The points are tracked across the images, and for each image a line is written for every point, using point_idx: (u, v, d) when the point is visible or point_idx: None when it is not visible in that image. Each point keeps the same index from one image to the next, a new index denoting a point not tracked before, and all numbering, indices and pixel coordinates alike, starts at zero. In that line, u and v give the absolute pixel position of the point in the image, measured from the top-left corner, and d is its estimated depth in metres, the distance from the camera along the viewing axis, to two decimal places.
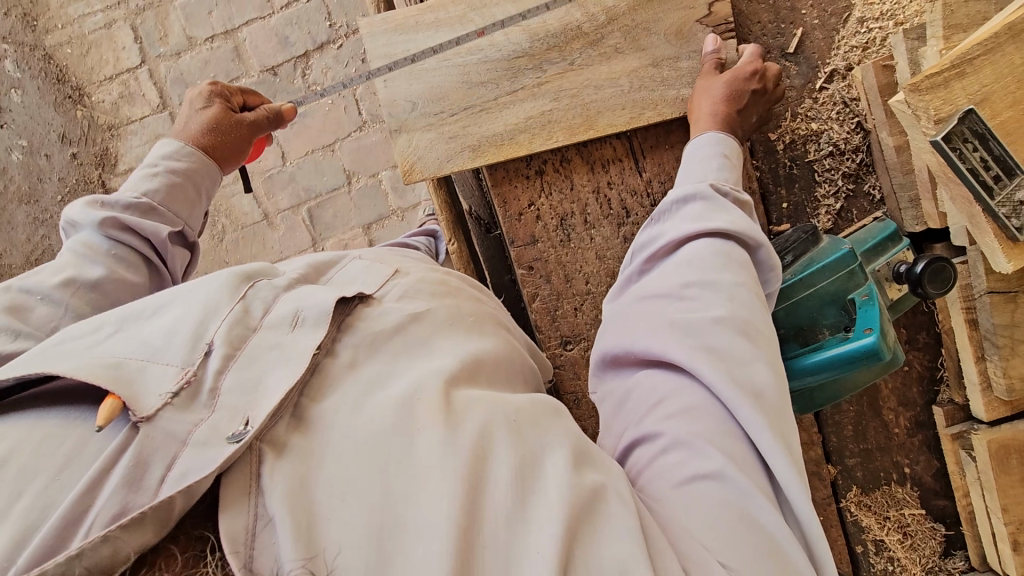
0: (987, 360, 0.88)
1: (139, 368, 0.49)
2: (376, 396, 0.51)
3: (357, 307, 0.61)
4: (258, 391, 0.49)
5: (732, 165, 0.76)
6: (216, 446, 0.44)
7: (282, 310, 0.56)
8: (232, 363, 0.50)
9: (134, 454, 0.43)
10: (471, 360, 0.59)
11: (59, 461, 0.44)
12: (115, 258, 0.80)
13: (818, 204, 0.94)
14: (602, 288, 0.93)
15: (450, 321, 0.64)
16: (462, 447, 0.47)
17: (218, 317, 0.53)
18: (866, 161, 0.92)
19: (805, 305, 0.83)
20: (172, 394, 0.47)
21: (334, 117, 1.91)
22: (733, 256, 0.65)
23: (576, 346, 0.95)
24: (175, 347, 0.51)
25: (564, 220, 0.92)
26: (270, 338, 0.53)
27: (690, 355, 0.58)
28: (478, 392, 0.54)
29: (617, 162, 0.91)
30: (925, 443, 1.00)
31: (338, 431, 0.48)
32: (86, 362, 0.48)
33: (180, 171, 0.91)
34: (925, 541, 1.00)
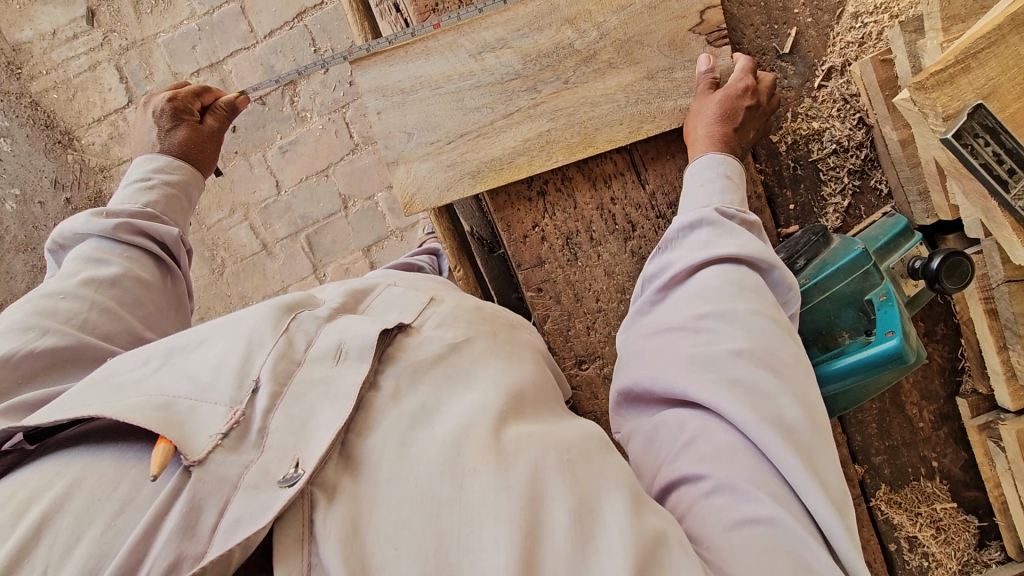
0: (1009, 350, 0.87)
1: (189, 408, 0.49)
2: (426, 438, 0.50)
3: (397, 336, 0.60)
4: (308, 430, 0.49)
5: (734, 186, 0.75)
6: (269, 490, 0.44)
7: (325, 342, 0.55)
8: (280, 399, 0.50)
9: (188, 498, 0.43)
10: (515, 385, 0.58)
11: (117, 503, 0.44)
12: (129, 259, 0.81)
13: (826, 203, 0.93)
14: (613, 304, 0.92)
15: (487, 347, 0.62)
16: (516, 489, 0.46)
17: (263, 353, 0.53)
18: (870, 156, 0.91)
19: (821, 308, 0.81)
20: (221, 435, 0.47)
21: (326, 141, 1.90)
22: (748, 283, 0.64)
23: (591, 364, 0.94)
24: (223, 386, 0.51)
25: (569, 239, 0.91)
26: (316, 373, 0.53)
27: (717, 393, 0.57)
28: (526, 428, 0.53)
29: (619, 176, 0.90)
30: (952, 435, 0.99)
31: (388, 473, 0.47)
32: (135, 402, 0.48)
33: (173, 179, 0.92)
34: (959, 535, 0.99)
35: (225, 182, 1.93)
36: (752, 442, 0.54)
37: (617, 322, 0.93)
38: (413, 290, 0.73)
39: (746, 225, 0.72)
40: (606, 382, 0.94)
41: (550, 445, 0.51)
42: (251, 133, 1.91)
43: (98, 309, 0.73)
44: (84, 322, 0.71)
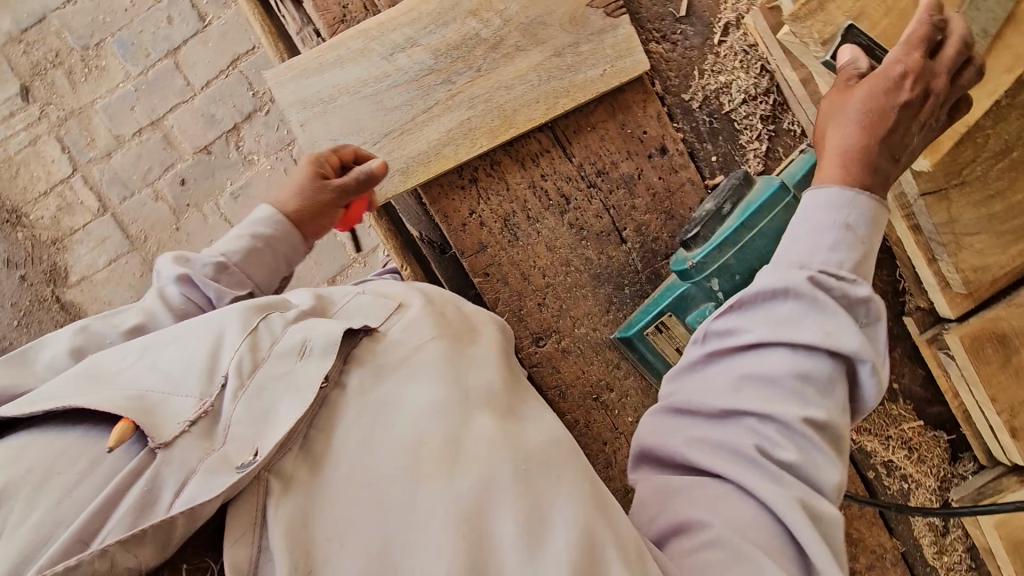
0: (938, 261, 0.91)
1: (161, 399, 0.56)
2: (386, 440, 0.57)
3: (363, 339, 0.66)
4: (269, 418, 0.56)
5: (874, 221, 0.67)
6: (225, 474, 0.51)
7: (290, 340, 0.61)
8: (243, 390, 0.57)
9: (147, 480, 0.50)
10: (473, 380, 0.64)
11: (75, 478, 0.50)
12: (176, 315, 0.79)
13: (745, 150, 0.96)
14: (560, 277, 0.95)
15: (450, 347, 0.67)
16: (462, 496, 0.53)
17: (228, 350, 0.60)
18: (779, 100, 0.96)
19: (752, 246, 0.84)
20: (189, 423, 0.54)
21: (276, 181, 1.92)
22: (817, 377, 0.63)
23: (549, 340, 0.95)
24: (192, 380, 0.57)
25: (507, 220, 0.93)
26: (280, 367, 0.59)
27: (756, 454, 0.61)
28: (483, 428, 0.59)
29: (545, 153, 0.93)
30: (906, 354, 1.01)
31: (344, 470, 0.54)
32: (111, 394, 0.55)
33: (265, 236, 0.85)
34: (932, 451, 1.02)
35: (180, 234, 1.91)
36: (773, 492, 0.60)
37: (566, 294, 0.95)
38: (382, 293, 0.76)
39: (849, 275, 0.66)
40: (566, 355, 0.96)
41: (502, 443, 0.58)
42: (200, 183, 1.91)
43: None
44: None
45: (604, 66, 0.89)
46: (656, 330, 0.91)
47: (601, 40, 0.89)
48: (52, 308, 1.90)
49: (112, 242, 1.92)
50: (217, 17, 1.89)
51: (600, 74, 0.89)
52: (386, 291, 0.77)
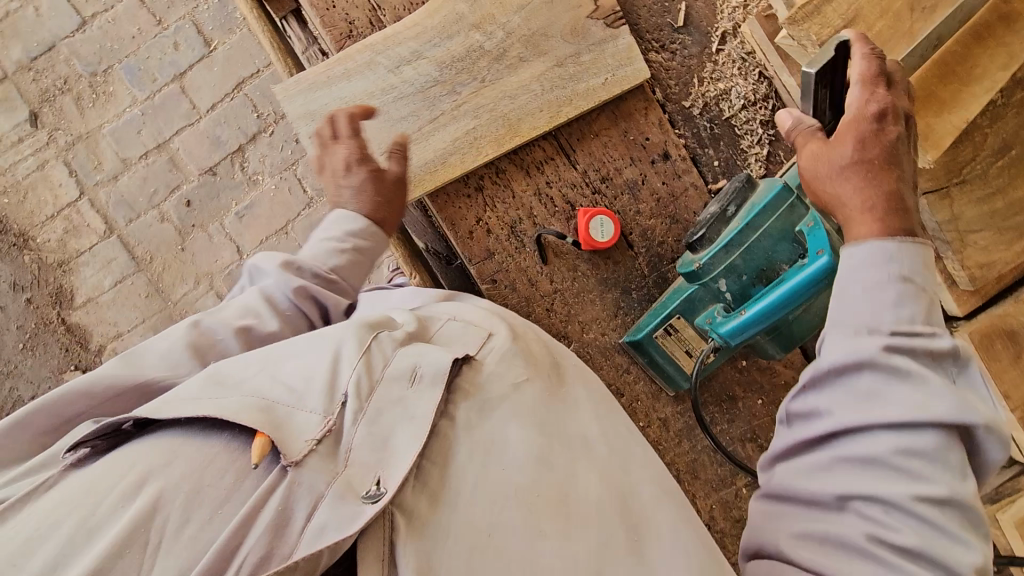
0: (944, 259, 0.91)
1: (286, 413, 0.55)
2: (494, 486, 0.55)
3: (463, 369, 0.63)
4: (388, 447, 0.55)
5: (921, 276, 0.56)
6: (354, 504, 0.50)
7: (400, 364, 0.60)
8: (363, 413, 0.56)
9: (281, 500, 0.49)
10: (571, 428, 0.64)
11: (223, 492, 0.50)
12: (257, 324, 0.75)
13: (747, 154, 0.98)
14: (567, 283, 0.95)
15: (544, 389, 0.66)
16: (584, 555, 0.53)
17: (347, 367, 0.59)
18: (778, 105, 0.97)
19: (758, 246, 0.85)
20: (316, 441, 0.53)
21: (280, 200, 1.94)
22: (922, 449, 0.50)
23: (558, 345, 0.96)
24: (315, 394, 0.56)
25: (514, 227, 0.94)
26: (393, 393, 0.58)
27: (869, 555, 0.49)
28: (590, 482, 0.59)
29: (550, 161, 0.94)
30: None
31: (460, 514, 0.53)
32: (242, 403, 0.54)
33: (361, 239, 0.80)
34: None
35: (186, 255, 1.93)
36: None
37: (574, 300, 0.95)
38: (467, 317, 0.72)
39: (923, 330, 0.54)
40: (576, 360, 0.96)
41: (613, 505, 0.58)
42: (206, 203, 1.93)
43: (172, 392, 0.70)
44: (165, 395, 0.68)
45: (607, 75, 0.91)
46: (664, 332, 0.91)
47: (603, 50, 0.91)
48: (58, 330, 1.90)
49: (119, 263, 1.93)
50: (222, 42, 1.93)
51: (602, 83, 0.91)
52: (473, 316, 0.72)
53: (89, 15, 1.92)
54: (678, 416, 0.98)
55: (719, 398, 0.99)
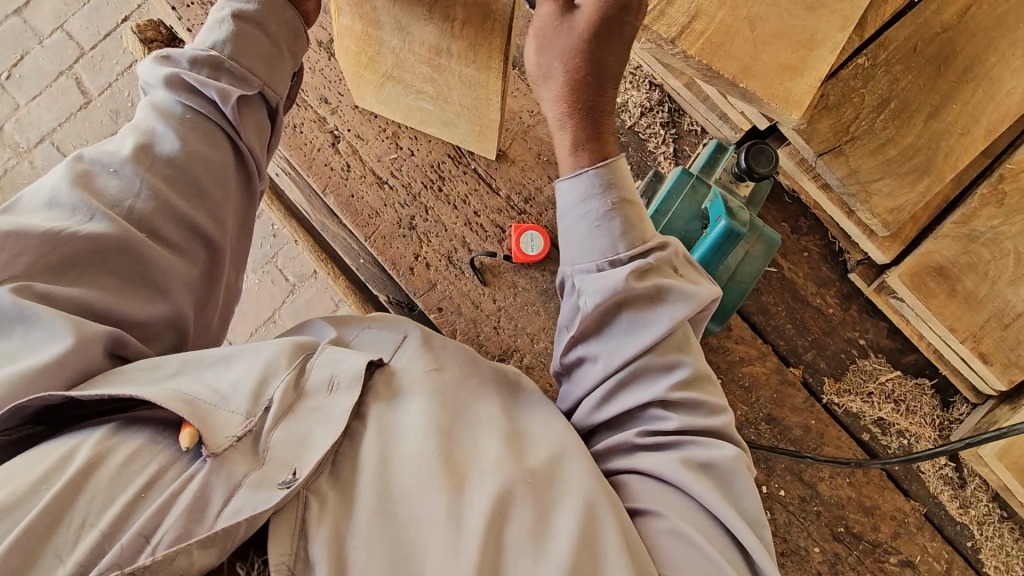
0: (855, 212, 0.97)
1: (211, 409, 0.59)
2: (400, 460, 0.63)
3: (378, 372, 0.72)
4: (305, 444, 0.61)
5: (622, 191, 0.71)
6: (270, 490, 0.56)
7: (319, 374, 0.66)
8: (282, 420, 0.62)
9: (198, 489, 0.55)
10: (475, 405, 0.71)
11: (143, 476, 0.55)
12: (189, 131, 0.74)
13: (655, 154, 1.06)
14: (510, 299, 1.00)
15: (452, 374, 0.74)
16: (480, 502, 0.60)
17: (274, 377, 0.64)
18: (673, 107, 1.06)
19: (672, 229, 0.91)
20: (237, 439, 0.59)
21: (266, 292, 2.04)
22: (659, 365, 0.68)
23: (511, 359, 0.99)
24: (240, 396, 0.62)
25: (451, 257, 1.01)
26: (313, 402, 0.64)
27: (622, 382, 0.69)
28: (493, 447, 0.66)
29: (474, 192, 1.03)
30: (863, 309, 1.04)
31: (363, 487, 0.61)
32: (170, 395, 0.58)
33: (254, 15, 0.79)
34: (920, 400, 1.01)
35: None
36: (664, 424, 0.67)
37: (519, 314, 1.00)
38: (387, 324, 0.82)
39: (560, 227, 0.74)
40: (530, 371, 0.99)
41: (510, 458, 0.64)
42: None
43: (146, 196, 0.69)
44: (129, 209, 0.68)
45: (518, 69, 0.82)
46: None
47: None
48: None
49: None
50: None
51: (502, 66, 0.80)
52: (389, 320, 0.83)
53: None
54: None
55: None
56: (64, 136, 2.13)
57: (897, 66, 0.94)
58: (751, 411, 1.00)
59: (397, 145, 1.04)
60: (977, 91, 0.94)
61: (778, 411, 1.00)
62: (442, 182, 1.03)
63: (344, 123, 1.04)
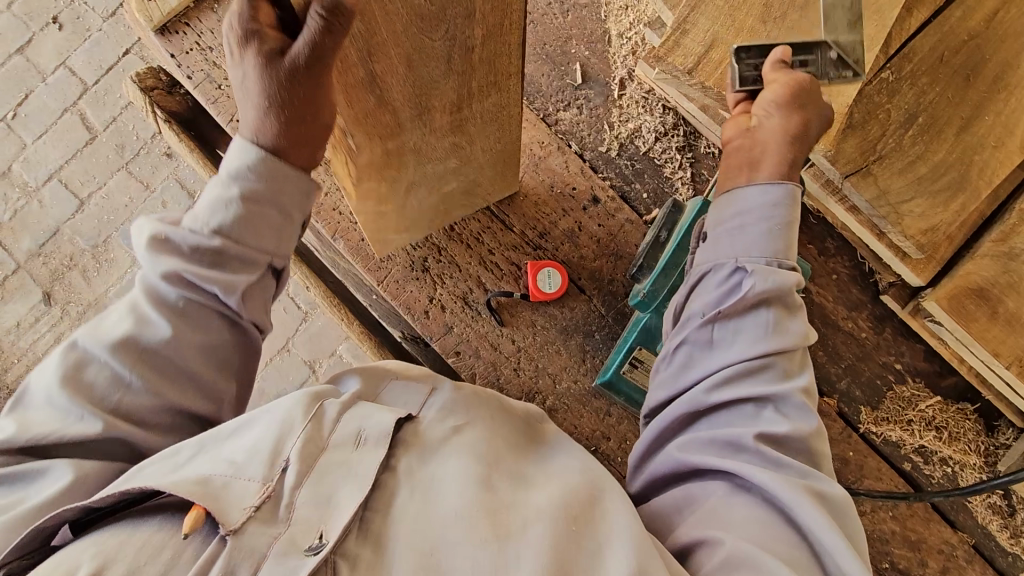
0: (886, 235, 0.92)
1: (224, 484, 0.54)
2: (437, 512, 0.57)
3: (407, 425, 0.66)
4: (331, 503, 0.55)
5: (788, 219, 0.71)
6: (296, 559, 0.51)
7: (345, 430, 0.61)
8: (306, 477, 0.57)
9: (222, 565, 0.49)
10: (508, 460, 0.66)
11: (162, 565, 0.50)
12: (187, 322, 0.63)
13: (672, 181, 1.01)
14: (529, 339, 0.97)
15: (482, 428, 0.69)
16: (528, 552, 0.54)
17: (292, 435, 0.59)
18: (689, 130, 1.02)
19: None
20: (254, 508, 0.53)
21: (278, 321, 2.03)
22: (783, 371, 0.64)
23: (533, 402, 0.96)
24: (255, 465, 0.57)
25: (467, 298, 0.98)
26: (338, 456, 0.59)
27: (748, 373, 0.63)
28: (537, 498, 0.61)
29: (487, 229, 1.00)
30: (897, 332, 1.00)
31: (395, 542, 0.55)
32: (179, 482, 0.54)
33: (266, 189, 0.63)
34: (963, 425, 0.96)
35: None
36: (775, 441, 0.61)
37: (539, 354, 0.97)
38: (414, 375, 0.77)
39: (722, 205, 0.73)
40: (553, 414, 0.96)
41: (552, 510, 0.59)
42: None
43: (141, 390, 0.61)
44: (118, 403, 0.61)
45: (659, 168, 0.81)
46: (631, 367, 0.92)
47: None
48: None
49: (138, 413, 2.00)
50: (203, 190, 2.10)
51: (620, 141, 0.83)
52: (414, 371, 0.78)
53: (85, 196, 2.12)
54: None
55: None
56: (71, 173, 2.13)
57: (924, 79, 0.90)
58: None
59: None
60: (1011, 99, 0.89)
61: None
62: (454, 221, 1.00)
63: None
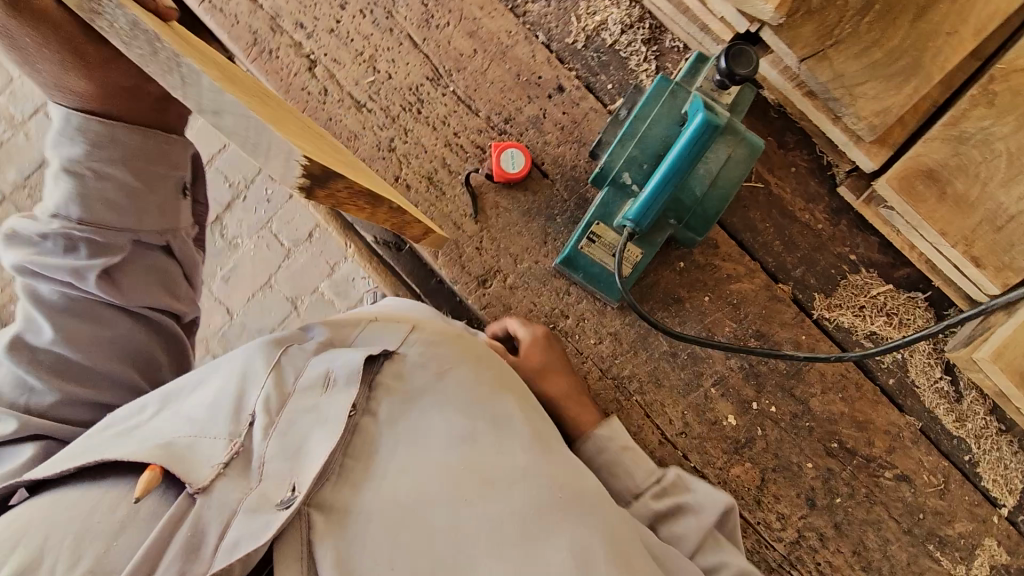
0: (841, 118, 0.94)
1: (190, 444, 0.62)
2: (421, 466, 0.65)
3: (383, 362, 0.73)
4: (302, 454, 0.63)
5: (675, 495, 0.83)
6: (269, 512, 0.58)
7: (315, 372, 0.68)
8: (273, 427, 0.64)
9: (189, 526, 0.57)
10: (493, 411, 0.72)
11: (118, 523, 0.58)
12: (66, 314, 0.74)
13: (636, 73, 1.03)
14: (492, 220, 1.00)
15: (467, 374, 0.75)
16: (505, 526, 0.63)
17: (256, 390, 0.67)
18: (655, 23, 1.03)
19: (651, 135, 0.88)
20: (223, 465, 0.61)
21: (260, 257, 2.04)
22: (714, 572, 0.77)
23: (494, 280, 0.99)
24: (220, 422, 0.64)
25: (432, 178, 1.00)
26: (307, 402, 0.66)
27: None
28: (519, 464, 0.68)
29: (453, 114, 1.01)
30: (852, 224, 1.02)
31: (381, 499, 0.63)
32: (139, 447, 0.61)
33: (85, 163, 0.71)
34: (913, 312, 0.98)
35: None
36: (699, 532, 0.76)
37: (500, 235, 0.99)
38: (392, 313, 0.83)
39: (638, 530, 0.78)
40: (514, 292, 0.99)
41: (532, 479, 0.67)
42: None
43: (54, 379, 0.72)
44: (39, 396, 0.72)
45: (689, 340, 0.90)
46: (589, 242, 0.94)
47: None
48: None
49: None
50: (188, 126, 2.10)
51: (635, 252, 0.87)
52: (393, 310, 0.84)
53: None
54: (628, 327, 0.98)
55: (665, 302, 0.99)
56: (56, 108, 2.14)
57: None
58: (739, 328, 0.99)
59: (374, 68, 1.02)
60: None
61: (767, 327, 0.98)
62: (421, 104, 1.01)
63: (320, 47, 1.02)
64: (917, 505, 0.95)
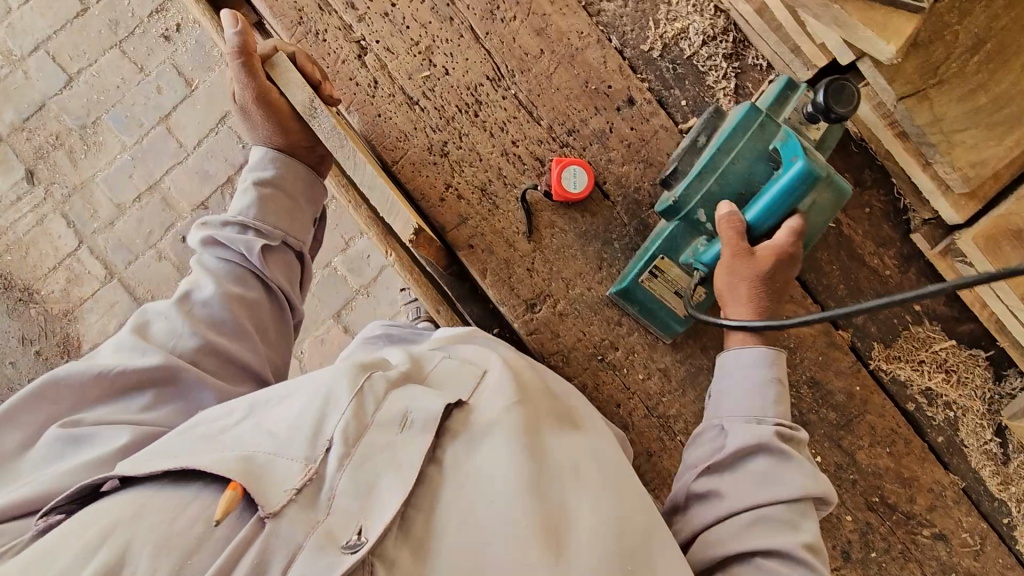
0: (932, 164, 0.88)
1: (269, 461, 0.57)
2: (483, 517, 0.60)
3: (453, 411, 0.69)
4: (373, 490, 0.58)
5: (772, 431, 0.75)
6: (334, 553, 0.53)
7: (393, 408, 0.63)
8: (349, 458, 0.58)
9: (256, 554, 0.52)
10: (556, 457, 0.67)
11: (190, 540, 0.53)
12: (231, 276, 0.83)
13: (714, 90, 0.95)
14: (546, 240, 0.93)
15: (531, 413, 0.69)
16: None
17: (336, 413, 0.61)
18: (739, 37, 0.95)
19: (733, 170, 0.81)
20: (297, 490, 0.56)
21: None
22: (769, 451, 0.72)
23: (543, 305, 0.93)
24: (298, 440, 0.59)
25: (485, 189, 0.93)
26: (383, 437, 0.61)
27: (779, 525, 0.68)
28: (590, 518, 0.62)
29: (513, 120, 0.93)
30: (922, 273, 0.97)
31: (441, 555, 0.57)
32: (222, 456, 0.57)
33: (274, 180, 0.90)
34: (972, 371, 0.95)
35: None
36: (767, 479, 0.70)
37: (554, 258, 0.93)
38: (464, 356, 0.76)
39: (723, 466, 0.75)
40: (563, 318, 0.94)
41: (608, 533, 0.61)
42: None
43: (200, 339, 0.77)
44: (179, 344, 0.76)
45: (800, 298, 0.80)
46: (650, 276, 0.88)
47: None
48: None
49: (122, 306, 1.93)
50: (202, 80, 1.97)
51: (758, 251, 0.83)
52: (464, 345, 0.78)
53: (75, 72, 1.99)
54: (679, 364, 0.94)
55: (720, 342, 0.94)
56: (59, 46, 1.99)
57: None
58: (794, 373, 0.95)
59: (430, 61, 0.93)
60: None
61: (822, 375, 0.95)
62: (479, 107, 0.93)
63: (372, 33, 0.93)
64: (951, 564, 0.94)
